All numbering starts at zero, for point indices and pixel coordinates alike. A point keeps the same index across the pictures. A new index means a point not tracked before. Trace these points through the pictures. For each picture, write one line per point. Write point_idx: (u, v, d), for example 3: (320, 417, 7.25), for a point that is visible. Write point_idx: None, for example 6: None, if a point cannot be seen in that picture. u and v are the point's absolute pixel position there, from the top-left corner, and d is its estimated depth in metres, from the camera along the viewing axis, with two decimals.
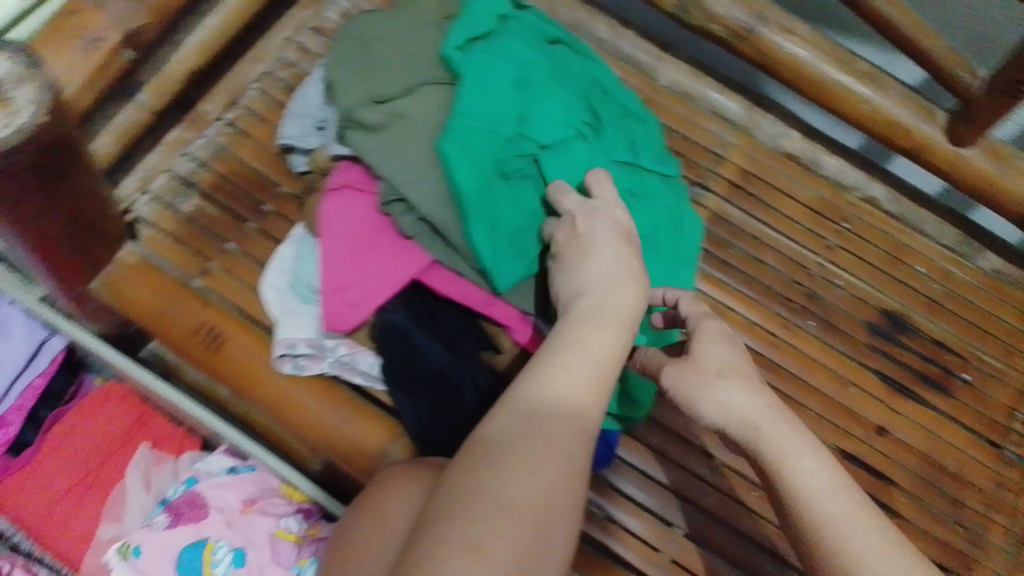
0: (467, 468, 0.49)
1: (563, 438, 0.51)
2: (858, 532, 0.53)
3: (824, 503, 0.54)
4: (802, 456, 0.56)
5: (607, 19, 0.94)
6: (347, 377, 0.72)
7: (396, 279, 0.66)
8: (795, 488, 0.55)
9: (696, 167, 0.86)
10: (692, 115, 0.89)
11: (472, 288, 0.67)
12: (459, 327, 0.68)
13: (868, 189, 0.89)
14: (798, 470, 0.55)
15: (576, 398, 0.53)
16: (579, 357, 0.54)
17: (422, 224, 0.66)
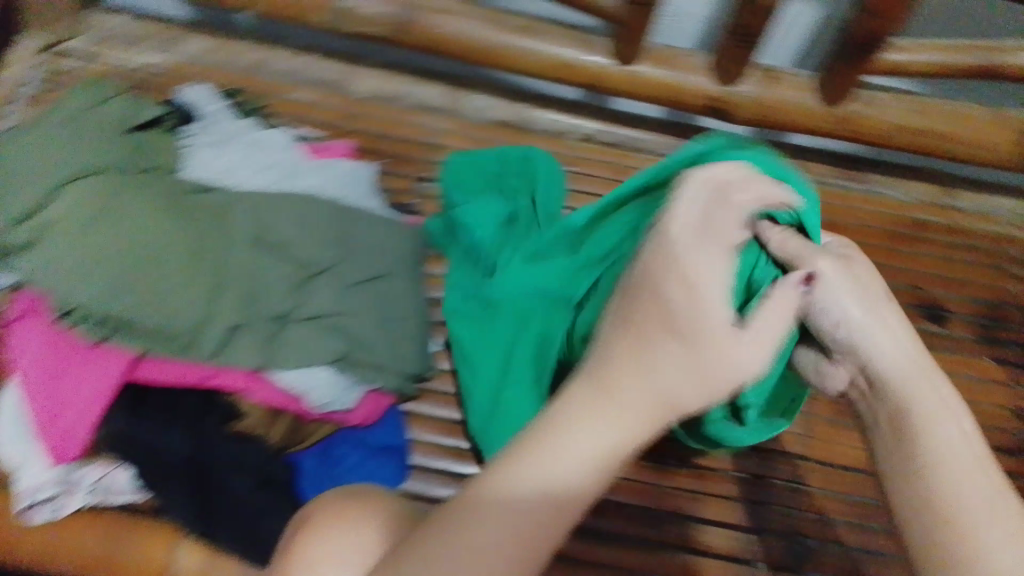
0: (568, 417, 0.35)
1: (555, 495, 0.34)
2: (978, 498, 0.39)
3: (945, 464, 0.40)
4: (934, 398, 0.43)
5: (288, 49, 0.85)
6: (112, 499, 0.65)
7: (99, 388, 0.60)
8: (933, 444, 0.41)
9: (414, 162, 0.82)
10: (397, 114, 0.84)
11: (194, 364, 0.64)
12: (193, 409, 0.66)
13: (584, 127, 0.87)
14: (940, 441, 0.41)
15: (717, 385, 0.35)
16: (767, 328, 0.38)
17: (108, 323, 0.60)
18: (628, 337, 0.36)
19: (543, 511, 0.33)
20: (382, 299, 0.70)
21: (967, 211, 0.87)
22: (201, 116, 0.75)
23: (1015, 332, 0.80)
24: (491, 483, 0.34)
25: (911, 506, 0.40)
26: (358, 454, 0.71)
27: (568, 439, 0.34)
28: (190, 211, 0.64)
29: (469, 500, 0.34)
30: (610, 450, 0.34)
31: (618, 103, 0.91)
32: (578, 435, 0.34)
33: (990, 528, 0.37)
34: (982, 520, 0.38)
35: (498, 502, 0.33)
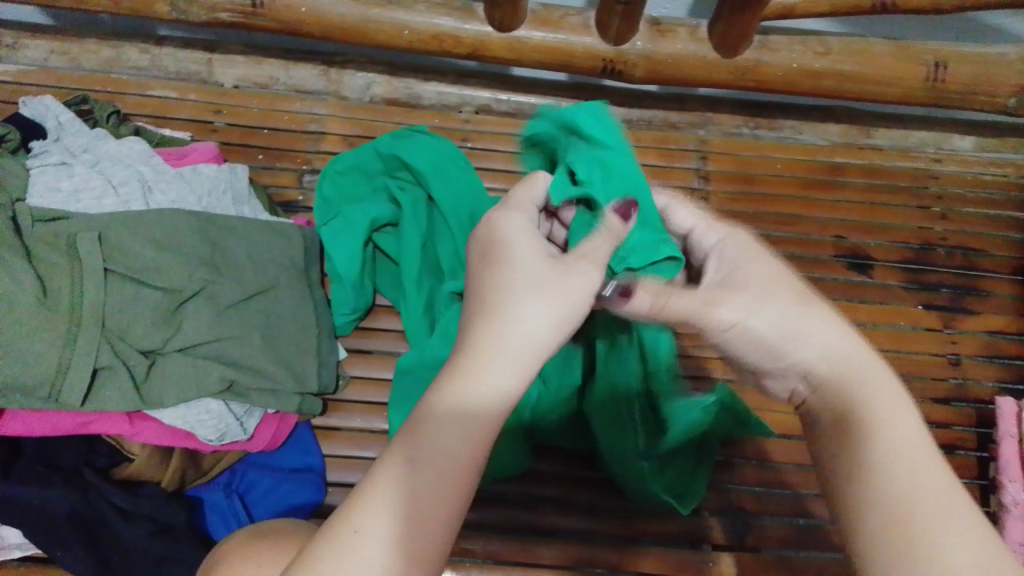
0: (432, 426, 0.34)
1: (476, 430, 0.34)
2: (952, 520, 0.33)
3: (904, 472, 0.35)
4: (898, 413, 0.37)
5: (139, 43, 0.80)
6: (2, 557, 0.59)
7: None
8: (882, 437, 0.37)
9: (296, 155, 0.78)
10: (270, 104, 0.80)
11: (62, 416, 0.57)
12: (72, 461, 0.59)
13: (476, 98, 0.82)
14: (892, 439, 0.37)
15: (538, 351, 0.37)
16: (569, 298, 0.38)
17: None
18: (487, 320, 0.37)
19: (433, 515, 0.33)
20: (267, 316, 0.65)
21: (884, 150, 0.84)
22: (47, 132, 0.69)
23: (943, 274, 0.78)
24: (365, 500, 0.33)
25: (863, 516, 0.35)
26: (270, 480, 0.66)
27: (434, 433, 0.34)
28: (33, 246, 0.57)
29: (358, 494, 0.33)
30: (469, 441, 0.34)
31: (515, 69, 0.85)
32: (449, 416, 0.34)
33: (961, 551, 0.32)
34: (953, 530, 0.33)
35: (382, 504, 0.33)
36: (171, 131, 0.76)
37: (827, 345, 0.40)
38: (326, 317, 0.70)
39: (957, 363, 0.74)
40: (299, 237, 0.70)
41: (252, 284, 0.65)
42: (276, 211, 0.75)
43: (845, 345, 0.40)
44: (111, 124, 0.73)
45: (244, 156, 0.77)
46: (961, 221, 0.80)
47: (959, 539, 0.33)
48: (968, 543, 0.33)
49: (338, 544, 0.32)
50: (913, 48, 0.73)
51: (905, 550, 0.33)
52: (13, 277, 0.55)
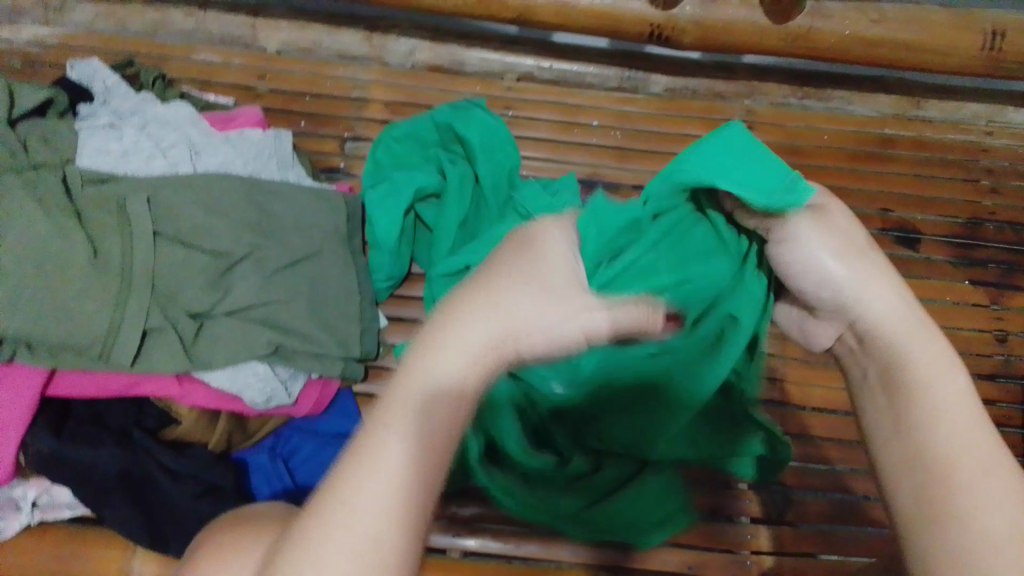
0: (392, 421, 0.33)
1: (439, 428, 0.33)
2: (985, 488, 0.35)
3: (950, 439, 0.37)
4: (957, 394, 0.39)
5: (184, 6, 0.80)
6: (55, 515, 0.60)
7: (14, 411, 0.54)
8: (920, 401, 0.39)
9: (340, 122, 0.77)
10: (313, 69, 0.79)
11: (110, 376, 0.58)
12: (120, 422, 0.59)
13: (519, 65, 0.82)
14: (930, 403, 0.39)
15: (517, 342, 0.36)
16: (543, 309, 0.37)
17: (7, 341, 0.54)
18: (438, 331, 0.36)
19: (407, 500, 0.32)
20: (311, 281, 0.65)
21: (935, 122, 0.82)
22: (94, 95, 0.69)
23: (991, 250, 0.76)
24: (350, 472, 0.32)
25: (903, 488, 0.38)
26: (314, 444, 0.66)
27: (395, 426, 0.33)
28: (85, 208, 0.58)
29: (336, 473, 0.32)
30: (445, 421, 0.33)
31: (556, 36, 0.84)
32: (416, 404, 0.33)
33: (989, 523, 0.34)
34: (980, 487, 0.35)
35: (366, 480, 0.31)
36: (215, 95, 0.76)
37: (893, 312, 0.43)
38: (367, 284, 0.69)
39: (1005, 340, 0.73)
40: (342, 203, 0.69)
41: (297, 249, 0.65)
42: (318, 177, 0.74)
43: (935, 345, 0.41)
44: (157, 88, 0.72)
45: (287, 122, 0.77)
46: (1011, 196, 0.79)
47: (992, 496, 0.35)
48: (1000, 502, 0.35)
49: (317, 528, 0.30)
50: (971, 16, 0.71)
51: (931, 503, 0.36)
52: (66, 236, 0.55)
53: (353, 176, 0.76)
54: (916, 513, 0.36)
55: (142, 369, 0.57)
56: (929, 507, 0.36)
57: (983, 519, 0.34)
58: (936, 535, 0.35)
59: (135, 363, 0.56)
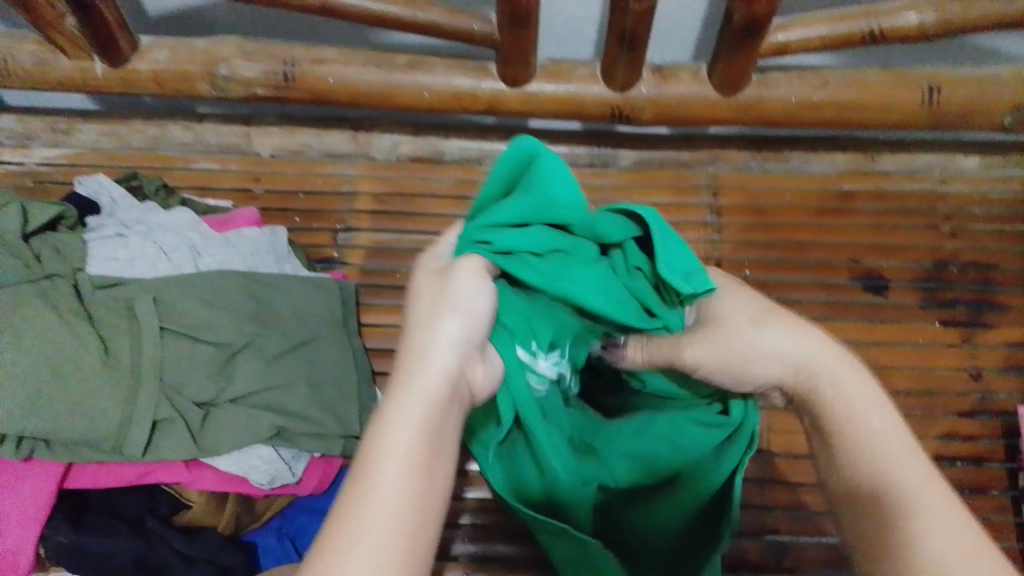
0: (395, 426, 0.38)
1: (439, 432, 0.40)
2: (924, 517, 0.38)
3: (878, 458, 0.41)
4: (862, 405, 0.43)
5: (181, 120, 0.86)
6: None
7: (36, 503, 0.58)
8: (880, 489, 0.40)
9: (331, 215, 0.83)
10: (304, 169, 0.85)
11: (124, 467, 0.61)
12: (134, 510, 0.62)
13: (496, 151, 0.87)
14: (864, 431, 0.42)
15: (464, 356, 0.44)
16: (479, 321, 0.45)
17: (28, 438, 0.57)
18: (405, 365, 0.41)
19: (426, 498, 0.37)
20: (310, 365, 0.69)
21: (891, 174, 0.86)
22: (101, 207, 0.75)
23: (958, 290, 0.80)
24: (365, 474, 0.36)
25: (853, 514, 0.41)
26: (320, 520, 0.70)
27: (394, 438, 0.38)
28: (96, 311, 0.62)
29: (349, 484, 0.37)
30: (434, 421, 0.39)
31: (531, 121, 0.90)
32: (412, 411, 0.39)
33: (932, 530, 0.37)
34: (923, 508, 0.38)
35: (380, 484, 0.36)
36: (214, 200, 0.82)
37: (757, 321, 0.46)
38: (365, 363, 0.74)
39: (979, 376, 0.76)
40: (337, 290, 0.74)
41: (295, 336, 0.69)
42: (314, 268, 0.79)
43: (808, 344, 0.45)
44: (160, 196, 0.78)
45: (282, 220, 0.83)
46: (972, 238, 0.83)
47: (926, 529, 0.38)
48: (935, 518, 0.38)
49: (341, 522, 0.35)
50: (909, 76, 0.77)
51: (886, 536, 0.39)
52: (79, 338, 0.60)
53: (346, 265, 0.81)
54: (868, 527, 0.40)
55: (153, 459, 0.60)
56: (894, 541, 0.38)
57: (933, 531, 0.37)
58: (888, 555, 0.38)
59: (147, 454, 0.60)
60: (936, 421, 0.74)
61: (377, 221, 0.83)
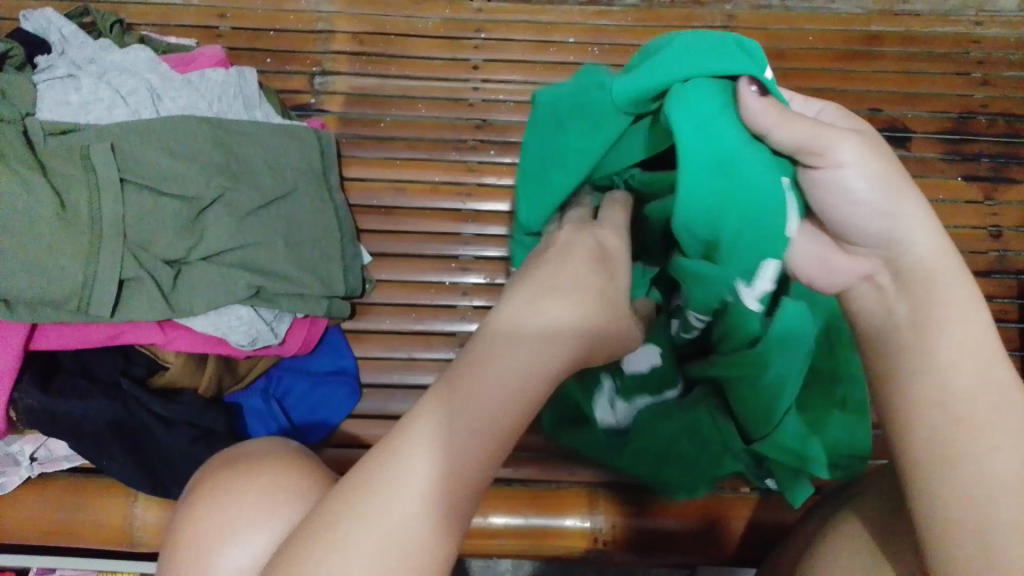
0: (464, 380, 0.29)
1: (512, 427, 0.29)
2: (998, 435, 0.32)
3: (952, 369, 0.34)
4: (966, 320, 0.35)
5: None
6: (55, 469, 0.62)
7: (7, 360, 0.54)
8: (943, 410, 0.33)
9: (306, 57, 0.76)
10: (275, 4, 0.77)
11: (91, 327, 0.57)
12: (108, 372, 0.59)
13: None
14: (954, 335, 0.34)
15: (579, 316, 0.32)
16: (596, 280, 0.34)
17: None
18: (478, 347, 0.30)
19: (414, 531, 0.27)
20: (288, 220, 0.64)
21: (921, 14, 0.79)
22: (52, 46, 0.67)
23: (984, 143, 0.75)
24: (384, 468, 0.28)
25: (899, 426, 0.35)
26: (307, 382, 0.67)
27: (430, 429, 0.28)
28: (47, 159, 0.56)
29: (332, 508, 0.27)
30: (492, 417, 0.28)
31: None
32: (484, 361, 0.29)
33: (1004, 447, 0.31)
34: (986, 440, 0.32)
35: (408, 459, 0.28)
36: (176, 38, 0.74)
37: (879, 176, 0.37)
38: (347, 219, 0.69)
39: (997, 236, 0.73)
40: (314, 139, 0.68)
41: (271, 189, 0.63)
42: (289, 116, 0.73)
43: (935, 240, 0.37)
44: (115, 34, 0.70)
45: (252, 61, 0.75)
46: (1004, 87, 0.76)
47: (1001, 445, 0.32)
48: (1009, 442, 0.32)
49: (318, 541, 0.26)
50: None
51: (940, 459, 0.32)
52: (29, 189, 0.54)
53: (323, 112, 0.74)
54: (917, 443, 0.33)
55: (123, 319, 0.57)
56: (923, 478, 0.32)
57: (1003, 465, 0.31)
58: (929, 480, 0.32)
59: (115, 314, 0.56)
60: None
61: (357, 65, 0.75)
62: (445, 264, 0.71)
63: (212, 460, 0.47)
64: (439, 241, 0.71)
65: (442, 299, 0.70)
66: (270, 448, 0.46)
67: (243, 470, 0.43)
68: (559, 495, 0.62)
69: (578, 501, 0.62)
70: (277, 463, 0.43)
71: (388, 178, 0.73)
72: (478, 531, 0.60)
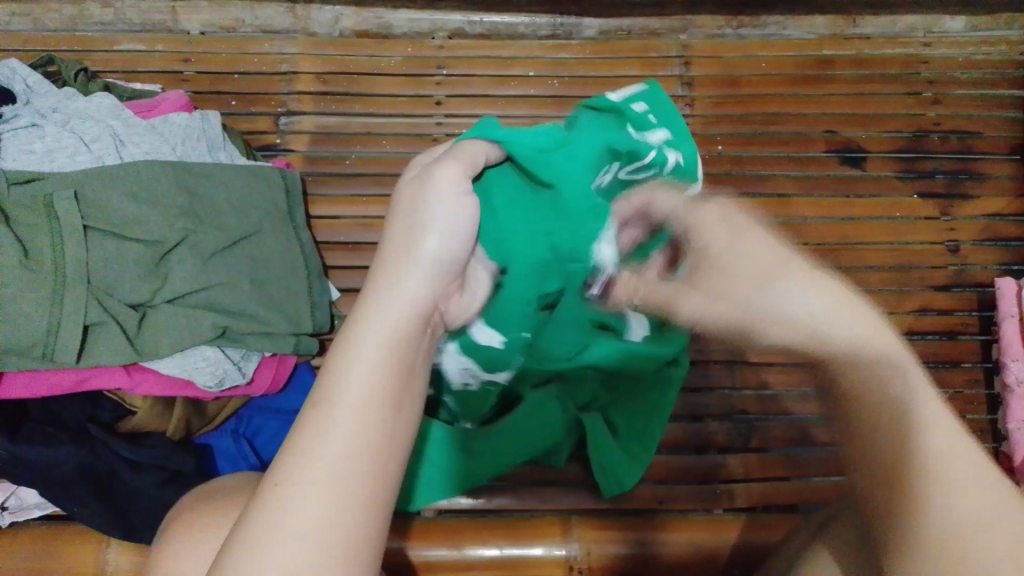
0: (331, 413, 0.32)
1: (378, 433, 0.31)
2: (959, 478, 0.33)
3: (923, 440, 0.34)
4: (937, 416, 0.35)
5: None
6: (27, 517, 0.61)
7: None
8: (898, 445, 0.34)
9: (271, 98, 0.77)
10: (238, 48, 0.78)
11: (55, 374, 0.57)
12: (76, 418, 0.59)
13: (449, 22, 0.80)
14: (921, 414, 0.35)
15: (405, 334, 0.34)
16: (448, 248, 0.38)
17: None
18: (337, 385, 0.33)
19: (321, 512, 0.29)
20: (254, 260, 0.65)
21: (872, 37, 0.81)
22: (16, 95, 0.67)
23: (938, 160, 0.77)
24: (280, 467, 0.30)
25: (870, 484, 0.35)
26: (278, 421, 0.68)
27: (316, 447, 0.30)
28: (10, 208, 0.56)
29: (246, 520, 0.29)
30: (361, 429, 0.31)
31: None
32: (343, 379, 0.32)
33: (956, 500, 0.32)
34: (963, 495, 0.32)
35: (302, 489, 0.29)
36: (141, 84, 0.75)
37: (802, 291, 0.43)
38: (314, 255, 0.70)
39: (956, 250, 0.75)
40: (278, 177, 0.69)
41: (236, 229, 0.64)
42: (255, 156, 0.74)
43: (862, 320, 0.39)
44: (80, 82, 0.71)
45: (217, 104, 0.76)
46: (954, 105, 0.78)
47: (957, 492, 0.33)
48: (959, 476, 0.33)
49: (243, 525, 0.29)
50: None
51: (897, 506, 0.34)
52: None
53: (290, 152, 0.75)
54: (896, 508, 0.34)
55: (88, 365, 0.57)
56: (914, 500, 0.33)
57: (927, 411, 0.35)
58: (915, 518, 0.33)
59: (80, 360, 0.56)
60: (910, 298, 0.73)
61: (322, 104, 0.77)
62: None
63: (179, 506, 0.47)
64: None
65: None
66: (235, 488, 0.45)
67: (212, 506, 0.43)
68: (533, 520, 0.62)
69: (552, 528, 0.62)
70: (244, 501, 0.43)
71: (355, 214, 0.74)
72: (453, 565, 0.60)
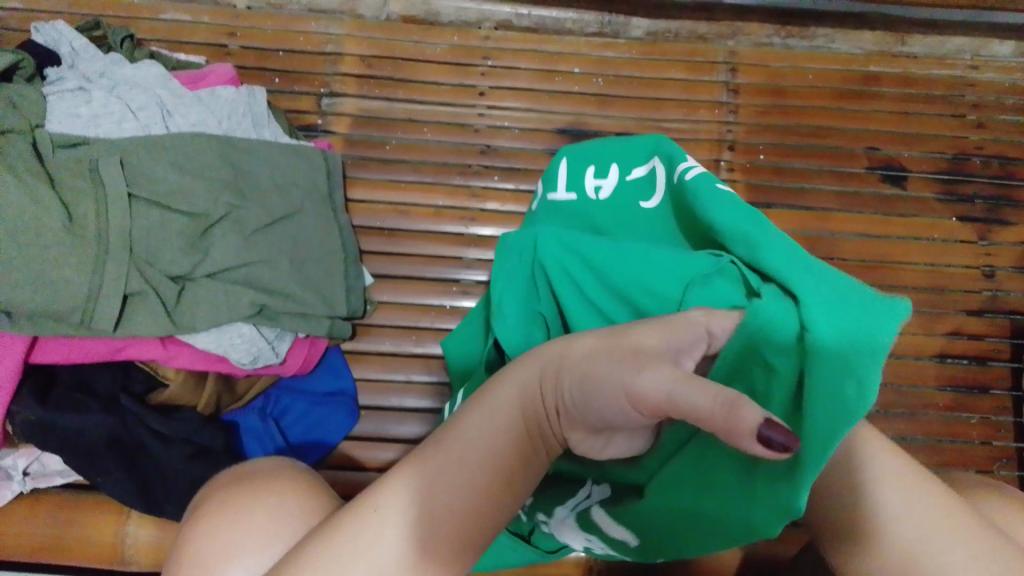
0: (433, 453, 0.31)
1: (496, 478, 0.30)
2: (944, 535, 0.32)
3: (903, 505, 0.33)
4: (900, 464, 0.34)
5: None
6: (48, 484, 0.60)
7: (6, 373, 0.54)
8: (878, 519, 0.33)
9: (315, 78, 0.76)
10: (285, 25, 0.78)
11: (91, 342, 0.57)
12: (106, 387, 0.59)
13: (497, 13, 0.80)
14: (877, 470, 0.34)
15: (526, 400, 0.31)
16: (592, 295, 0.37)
17: None
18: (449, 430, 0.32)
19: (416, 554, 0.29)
20: (293, 240, 0.64)
21: (919, 56, 0.81)
22: (62, 59, 0.66)
23: (978, 184, 0.76)
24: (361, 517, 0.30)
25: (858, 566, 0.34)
26: (304, 403, 0.67)
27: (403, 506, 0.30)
28: (56, 172, 0.56)
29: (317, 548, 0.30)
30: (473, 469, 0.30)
31: None
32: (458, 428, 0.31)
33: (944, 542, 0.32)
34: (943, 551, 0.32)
35: (374, 537, 0.29)
36: (185, 54, 0.74)
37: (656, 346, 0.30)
38: (351, 239, 0.69)
39: (992, 275, 0.74)
40: (321, 158, 0.68)
41: (278, 208, 0.64)
42: (296, 135, 0.74)
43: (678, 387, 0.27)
44: (125, 49, 0.70)
45: (261, 80, 0.76)
46: (998, 130, 0.78)
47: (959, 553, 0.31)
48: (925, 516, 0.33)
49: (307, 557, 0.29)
50: None
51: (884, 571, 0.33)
52: (38, 202, 0.53)
53: (331, 133, 0.75)
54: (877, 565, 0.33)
55: (125, 334, 0.56)
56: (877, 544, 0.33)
57: (887, 464, 0.34)
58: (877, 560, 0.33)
59: (117, 329, 0.56)
60: (943, 320, 0.73)
61: (366, 88, 0.76)
62: (446, 287, 0.71)
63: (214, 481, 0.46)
64: (442, 264, 0.72)
65: (443, 323, 0.70)
66: (273, 471, 0.45)
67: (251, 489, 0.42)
68: None
69: None
70: (286, 488, 0.42)
71: (392, 199, 0.73)
72: None
